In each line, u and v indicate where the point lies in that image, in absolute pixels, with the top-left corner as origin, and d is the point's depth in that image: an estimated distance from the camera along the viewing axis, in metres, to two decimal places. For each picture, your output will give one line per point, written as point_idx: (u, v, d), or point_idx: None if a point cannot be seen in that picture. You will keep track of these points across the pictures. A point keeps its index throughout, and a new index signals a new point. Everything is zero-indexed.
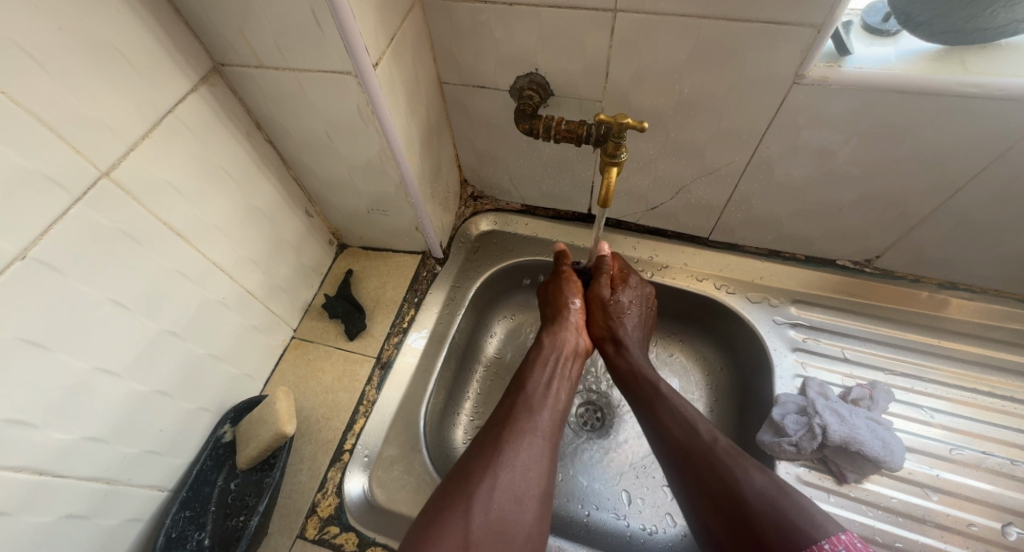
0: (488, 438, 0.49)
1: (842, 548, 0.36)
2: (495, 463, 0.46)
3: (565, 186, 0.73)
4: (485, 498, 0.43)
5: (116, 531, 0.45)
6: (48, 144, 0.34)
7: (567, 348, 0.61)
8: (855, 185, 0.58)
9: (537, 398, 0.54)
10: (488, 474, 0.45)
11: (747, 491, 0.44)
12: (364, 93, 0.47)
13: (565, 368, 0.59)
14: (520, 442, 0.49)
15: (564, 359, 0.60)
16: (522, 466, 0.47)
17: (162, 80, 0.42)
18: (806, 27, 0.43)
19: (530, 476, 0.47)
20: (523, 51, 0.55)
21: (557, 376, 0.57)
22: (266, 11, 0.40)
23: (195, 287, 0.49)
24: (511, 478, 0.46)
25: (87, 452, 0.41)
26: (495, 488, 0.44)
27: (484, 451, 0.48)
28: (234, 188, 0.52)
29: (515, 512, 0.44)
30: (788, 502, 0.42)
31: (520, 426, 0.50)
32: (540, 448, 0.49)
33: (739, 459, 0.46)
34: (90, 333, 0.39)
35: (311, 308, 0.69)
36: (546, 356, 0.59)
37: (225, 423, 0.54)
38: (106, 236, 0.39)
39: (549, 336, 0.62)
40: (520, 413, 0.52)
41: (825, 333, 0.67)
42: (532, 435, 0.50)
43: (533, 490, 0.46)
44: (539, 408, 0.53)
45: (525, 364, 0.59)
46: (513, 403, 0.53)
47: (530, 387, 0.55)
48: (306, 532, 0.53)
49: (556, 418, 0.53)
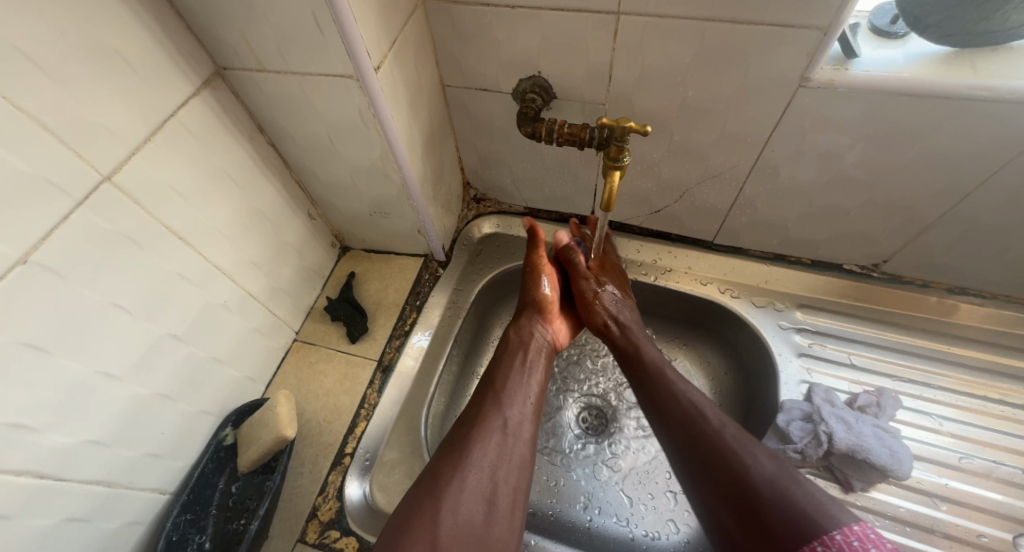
0: (459, 437, 0.49)
1: (855, 540, 0.35)
2: (464, 462, 0.46)
3: (568, 189, 0.73)
4: (454, 498, 0.43)
5: (118, 535, 0.45)
6: (49, 149, 0.34)
7: (534, 343, 0.62)
8: (862, 189, 0.57)
9: (509, 395, 0.54)
10: (458, 475, 0.45)
11: (757, 478, 0.42)
12: (365, 96, 0.47)
13: (534, 362, 0.59)
14: (489, 440, 0.48)
15: (531, 353, 0.60)
16: (490, 465, 0.47)
17: (165, 85, 0.42)
18: (811, 30, 0.43)
19: (499, 475, 0.46)
20: (526, 54, 0.55)
21: (527, 371, 0.57)
22: (267, 15, 0.40)
23: (196, 290, 0.49)
24: (480, 477, 0.45)
25: (89, 456, 0.41)
26: (464, 488, 0.44)
27: (454, 450, 0.47)
28: (236, 191, 0.52)
29: (484, 511, 0.43)
30: (797, 489, 0.41)
31: (490, 424, 0.50)
32: (510, 446, 0.49)
33: (744, 446, 0.45)
34: (92, 336, 0.39)
35: (313, 310, 0.70)
36: (514, 352, 0.60)
37: (227, 425, 0.55)
38: (108, 240, 0.39)
39: (516, 331, 0.63)
40: (489, 410, 0.52)
41: (831, 339, 0.66)
42: (502, 434, 0.49)
43: (503, 490, 0.46)
44: (509, 403, 0.53)
45: (497, 361, 0.59)
46: (483, 400, 0.53)
47: (502, 384, 0.55)
48: (306, 536, 0.53)
49: (528, 414, 0.53)
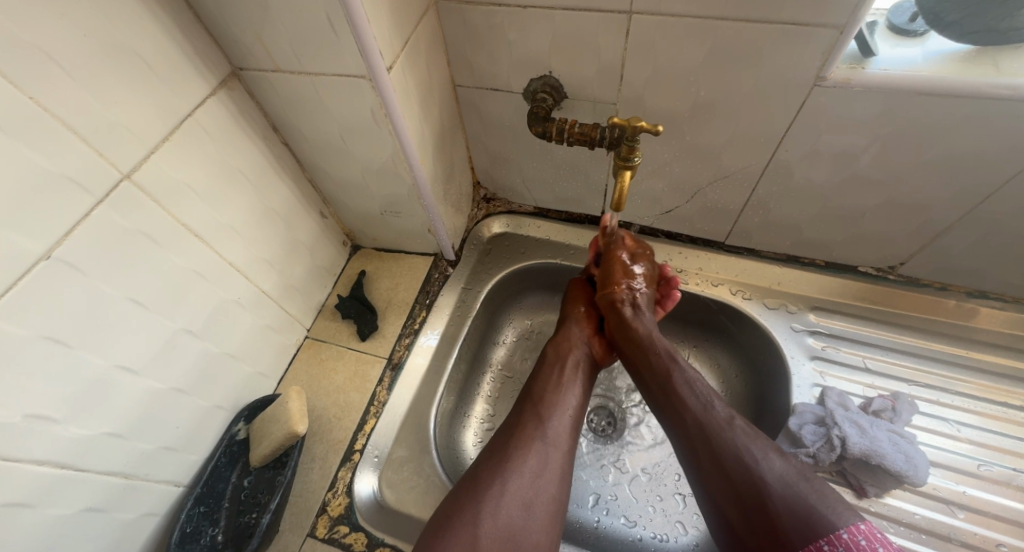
0: (499, 447, 0.49)
1: (862, 538, 0.36)
2: (504, 469, 0.46)
3: (578, 189, 0.73)
4: (495, 503, 0.43)
5: (134, 526, 0.45)
6: (73, 148, 0.35)
7: (572, 358, 0.60)
8: (878, 190, 0.56)
9: (548, 406, 0.53)
10: (498, 480, 0.45)
11: (766, 476, 0.42)
12: (378, 96, 0.47)
13: (573, 376, 0.58)
14: (528, 448, 0.48)
15: (569, 367, 0.59)
16: (531, 472, 0.46)
17: (183, 85, 0.43)
18: (828, 28, 0.42)
19: (539, 483, 0.46)
20: (537, 54, 0.55)
21: (566, 384, 0.56)
22: (282, 16, 0.41)
23: (212, 287, 0.50)
24: (520, 483, 0.45)
25: (108, 447, 0.42)
26: (504, 493, 0.44)
27: (495, 458, 0.47)
28: (251, 189, 0.53)
29: (523, 517, 0.43)
30: (811, 493, 0.40)
31: (530, 434, 0.50)
32: (551, 455, 0.48)
33: (753, 441, 0.45)
34: (112, 331, 0.40)
35: (324, 308, 0.70)
36: (553, 366, 0.59)
37: (240, 420, 0.55)
38: (127, 237, 0.40)
39: (554, 345, 0.62)
40: (529, 421, 0.51)
41: (845, 342, 0.65)
42: (543, 443, 0.49)
43: (543, 498, 0.45)
44: (548, 414, 0.52)
45: (534, 376, 0.59)
46: (523, 411, 0.53)
47: (540, 396, 0.54)
48: (316, 530, 0.54)
49: (567, 424, 0.52)
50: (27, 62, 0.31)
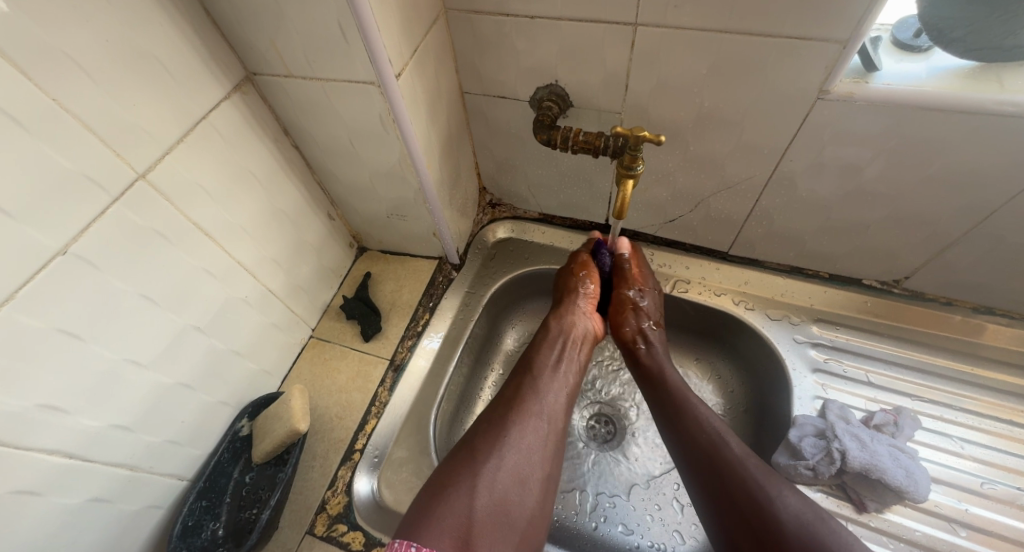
0: (496, 418, 0.50)
1: None
2: (502, 444, 0.47)
3: (582, 196, 0.74)
4: (491, 477, 0.44)
5: (136, 519, 0.46)
6: (91, 147, 0.36)
7: (574, 333, 0.61)
8: (882, 203, 0.56)
9: (546, 382, 0.55)
10: (496, 454, 0.46)
11: (781, 512, 0.43)
12: (387, 103, 0.49)
13: (573, 353, 0.59)
14: (527, 426, 0.49)
15: (570, 344, 0.60)
16: (527, 447, 0.48)
17: (199, 88, 0.44)
18: (830, 43, 0.43)
19: (534, 459, 0.48)
20: (544, 63, 0.56)
21: (566, 361, 0.58)
22: (296, 24, 0.42)
23: (221, 284, 0.51)
24: (517, 458, 0.47)
25: (115, 439, 0.43)
26: (501, 469, 0.45)
27: (493, 429, 0.49)
28: (260, 190, 0.54)
29: (519, 493, 0.45)
30: (827, 531, 0.41)
31: (529, 410, 0.51)
32: (545, 431, 0.50)
33: (765, 477, 0.46)
34: (123, 326, 0.41)
35: (329, 309, 0.71)
36: (555, 340, 0.60)
37: (244, 417, 0.56)
38: (142, 235, 0.41)
39: (556, 319, 0.62)
40: (528, 396, 0.52)
41: (848, 355, 0.65)
42: (538, 418, 0.51)
43: (536, 474, 0.47)
44: (546, 391, 0.54)
45: (533, 349, 0.59)
46: (521, 384, 0.54)
47: (539, 371, 0.56)
48: (315, 528, 0.54)
49: (562, 404, 0.54)
50: (50, 64, 0.32)
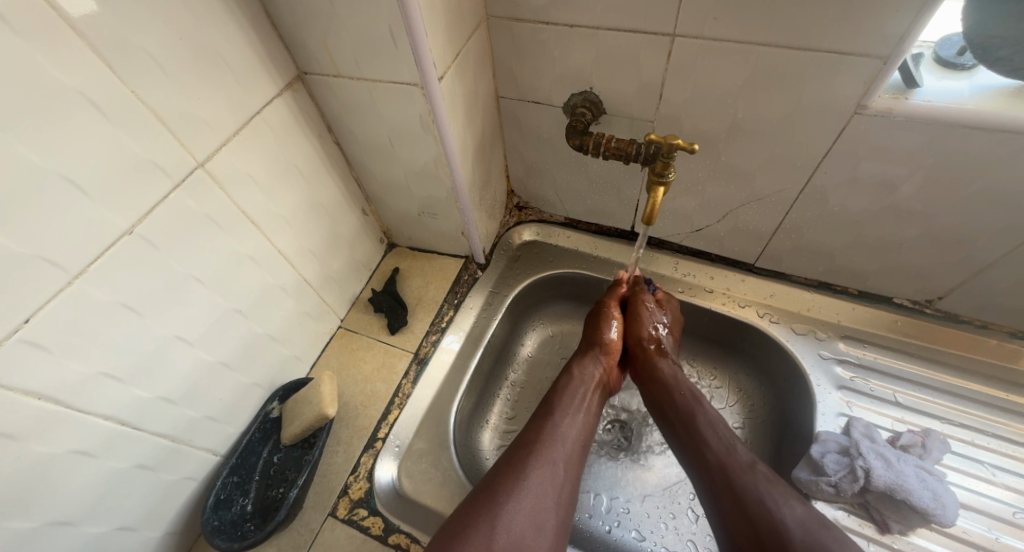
0: (515, 460, 0.50)
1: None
2: (519, 487, 0.47)
3: (609, 202, 0.74)
4: (509, 519, 0.44)
5: (174, 488, 0.49)
6: (159, 136, 0.39)
7: (590, 383, 0.61)
8: (919, 220, 0.55)
9: (562, 425, 0.54)
10: (515, 496, 0.46)
11: (787, 521, 0.43)
12: (428, 105, 0.51)
13: (589, 401, 0.59)
14: (542, 469, 0.49)
15: (586, 390, 0.60)
16: (543, 491, 0.47)
17: (257, 86, 0.47)
18: (870, 58, 0.43)
19: (549, 504, 0.47)
20: (579, 71, 0.57)
21: (583, 410, 0.57)
22: (349, 27, 0.45)
23: (262, 271, 0.53)
24: (534, 502, 0.46)
25: (162, 411, 0.45)
26: (518, 511, 0.45)
27: (510, 471, 0.49)
28: (303, 184, 0.56)
29: (534, 536, 0.44)
30: (829, 538, 0.41)
31: (544, 453, 0.51)
32: (562, 478, 0.50)
33: (774, 485, 0.46)
34: (175, 304, 0.44)
35: (358, 301, 0.74)
36: (575, 389, 0.59)
37: (274, 399, 0.59)
38: (197, 219, 0.44)
39: (573, 368, 0.62)
40: (546, 440, 0.52)
41: (876, 374, 0.64)
42: (555, 464, 0.50)
43: (550, 519, 0.46)
44: (561, 436, 0.53)
45: (550, 395, 0.59)
46: (540, 428, 0.54)
47: (555, 415, 0.55)
48: (336, 511, 0.56)
49: (579, 448, 0.54)
50: (133, 59, 0.35)
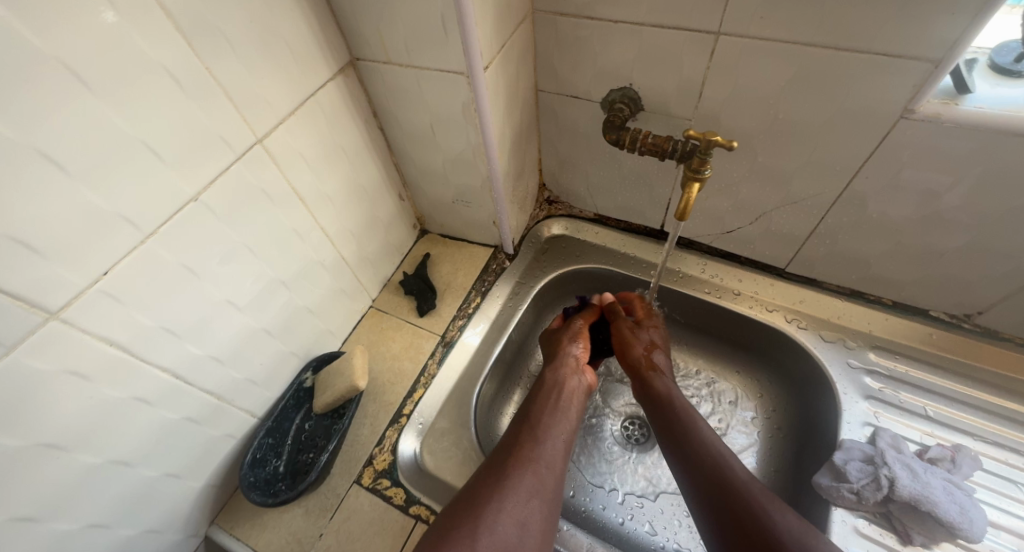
0: (497, 464, 0.48)
1: None
2: (502, 487, 0.45)
3: (640, 200, 0.75)
4: (492, 519, 0.42)
5: (216, 444, 0.52)
6: (226, 111, 0.41)
7: (569, 386, 0.60)
8: (963, 231, 0.54)
9: (545, 429, 0.53)
10: (497, 498, 0.44)
11: (781, 533, 0.42)
12: (471, 93, 0.52)
13: (569, 403, 0.58)
14: (526, 470, 0.47)
15: (565, 394, 0.58)
16: (527, 492, 0.45)
17: (314, 70, 0.50)
18: (922, 61, 0.43)
19: (534, 503, 0.45)
20: (620, 67, 0.58)
21: (563, 412, 0.56)
22: (403, 16, 0.47)
23: (305, 246, 0.56)
24: (517, 502, 0.44)
25: (209, 369, 0.48)
26: (501, 511, 0.43)
27: (494, 474, 0.47)
28: (347, 166, 0.59)
29: (518, 535, 0.42)
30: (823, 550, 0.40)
31: (527, 455, 0.49)
32: (545, 479, 0.47)
33: (768, 499, 0.45)
34: (228, 270, 0.47)
35: (389, 283, 0.76)
36: (553, 392, 0.58)
37: (308, 370, 0.62)
38: (252, 192, 0.46)
39: (552, 371, 0.61)
40: (529, 442, 0.51)
41: (906, 386, 0.63)
42: (538, 464, 0.48)
43: (535, 518, 0.44)
44: (545, 437, 0.52)
45: (531, 400, 0.58)
46: (520, 431, 0.53)
47: (538, 417, 0.54)
48: (361, 479, 0.59)
49: (561, 449, 0.52)
50: (210, 39, 0.38)
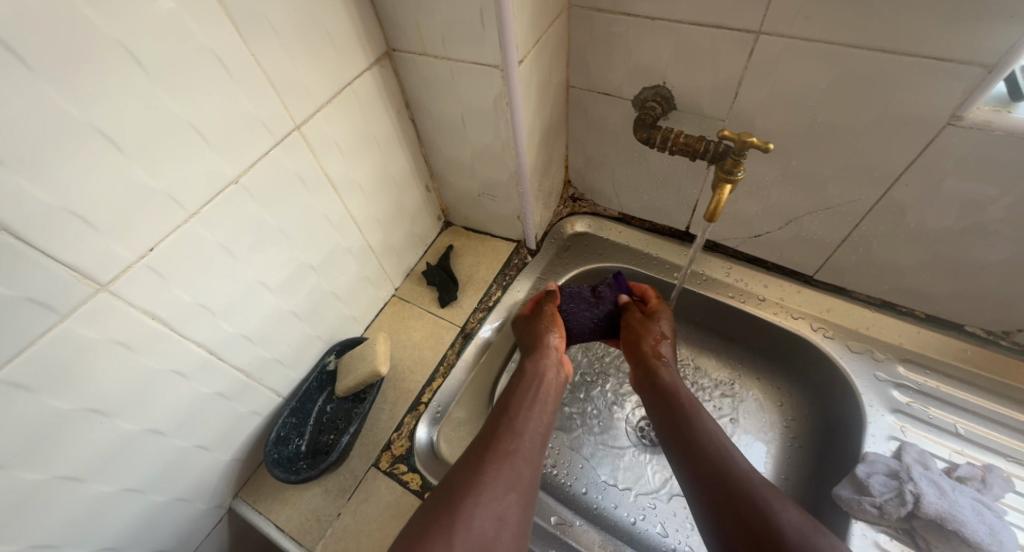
0: (474, 457, 0.46)
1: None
2: (478, 481, 0.43)
3: (667, 200, 0.74)
4: (470, 513, 0.40)
5: (243, 419, 0.54)
6: (267, 97, 0.43)
7: (548, 379, 0.58)
8: (1008, 244, 0.52)
9: (523, 420, 0.51)
10: (472, 492, 0.42)
11: (783, 525, 0.41)
12: (504, 86, 0.52)
13: (547, 396, 0.56)
14: (506, 463, 0.46)
15: (545, 387, 0.56)
16: (506, 485, 0.44)
17: (351, 59, 0.50)
18: (973, 66, 0.41)
19: (512, 495, 0.43)
20: (655, 65, 0.57)
21: (541, 404, 0.54)
22: (441, 8, 0.47)
23: (333, 232, 0.57)
24: (494, 495, 0.42)
25: (240, 347, 0.50)
26: (478, 504, 0.41)
27: (471, 466, 0.45)
28: (378, 155, 0.60)
29: (496, 528, 0.40)
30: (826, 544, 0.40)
31: (506, 447, 0.47)
32: (521, 473, 0.46)
33: (768, 490, 0.44)
34: (262, 252, 0.48)
35: (412, 272, 0.77)
36: (533, 384, 0.56)
37: (332, 353, 0.63)
38: (287, 178, 0.48)
39: (531, 362, 0.59)
40: (506, 435, 0.48)
41: (935, 402, 0.61)
42: (515, 457, 0.46)
43: (512, 513, 0.42)
44: (523, 430, 0.50)
45: (507, 393, 0.55)
46: (497, 423, 0.51)
47: (516, 410, 0.52)
48: (379, 463, 0.60)
49: (539, 443, 0.50)
50: (256, 26, 0.39)
